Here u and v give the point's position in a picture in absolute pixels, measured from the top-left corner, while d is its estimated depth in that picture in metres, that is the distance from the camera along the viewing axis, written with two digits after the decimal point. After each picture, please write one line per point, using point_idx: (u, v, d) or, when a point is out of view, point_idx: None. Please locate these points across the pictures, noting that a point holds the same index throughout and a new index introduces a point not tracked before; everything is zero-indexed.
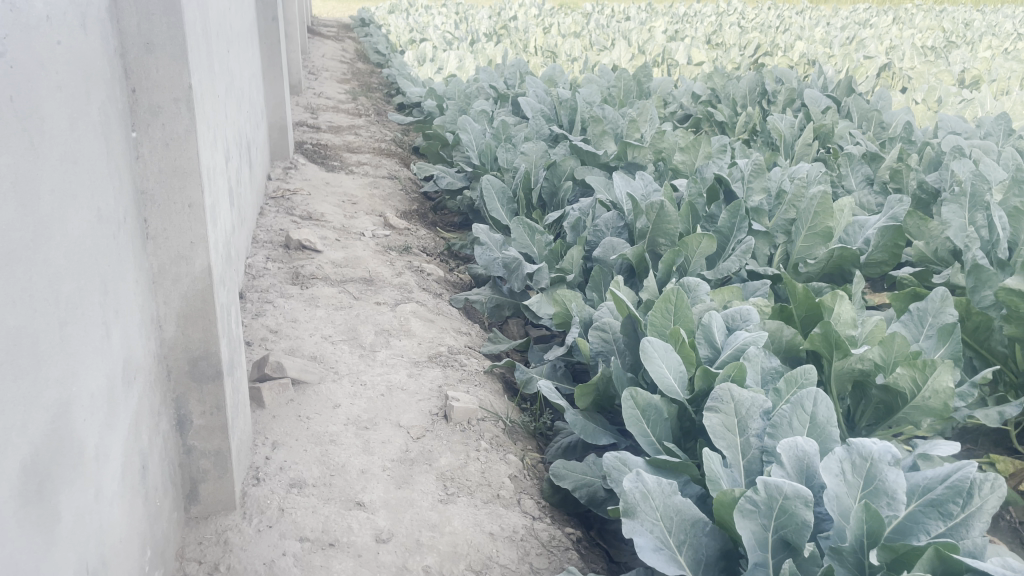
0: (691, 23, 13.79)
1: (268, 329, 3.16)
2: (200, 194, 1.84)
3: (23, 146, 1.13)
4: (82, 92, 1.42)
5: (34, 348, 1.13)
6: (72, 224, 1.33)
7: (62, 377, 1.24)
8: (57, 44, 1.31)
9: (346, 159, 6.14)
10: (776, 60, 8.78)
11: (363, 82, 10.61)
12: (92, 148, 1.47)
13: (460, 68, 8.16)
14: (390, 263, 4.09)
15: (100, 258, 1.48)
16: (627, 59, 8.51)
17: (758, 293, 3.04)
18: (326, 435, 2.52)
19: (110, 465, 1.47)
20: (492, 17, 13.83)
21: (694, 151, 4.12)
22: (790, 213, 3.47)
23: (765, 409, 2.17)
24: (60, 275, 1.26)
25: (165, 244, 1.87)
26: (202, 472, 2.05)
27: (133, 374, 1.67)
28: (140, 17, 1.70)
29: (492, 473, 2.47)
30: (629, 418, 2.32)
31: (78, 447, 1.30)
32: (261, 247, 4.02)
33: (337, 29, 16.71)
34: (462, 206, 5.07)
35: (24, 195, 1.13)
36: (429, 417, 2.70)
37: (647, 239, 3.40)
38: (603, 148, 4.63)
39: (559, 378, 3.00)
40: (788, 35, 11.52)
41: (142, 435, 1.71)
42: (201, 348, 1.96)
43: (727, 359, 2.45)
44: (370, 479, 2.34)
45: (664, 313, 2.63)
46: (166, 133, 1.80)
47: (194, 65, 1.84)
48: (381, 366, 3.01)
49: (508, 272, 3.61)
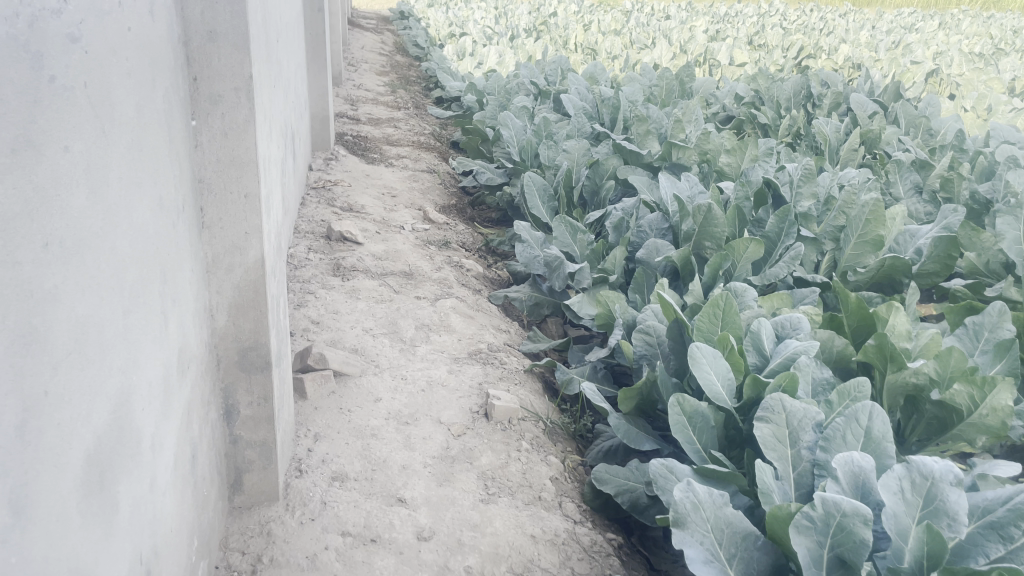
0: (732, 24, 13.63)
1: (310, 320, 3.16)
2: (257, 184, 1.84)
3: (95, 133, 1.12)
4: (148, 80, 1.42)
5: (99, 337, 1.12)
6: (136, 212, 1.33)
7: (124, 367, 1.24)
8: (128, 30, 1.30)
9: (386, 152, 6.14)
10: (821, 62, 8.64)
11: (401, 75, 10.62)
12: (155, 136, 1.46)
13: (500, 63, 8.13)
14: (429, 258, 4.08)
15: (160, 246, 1.48)
16: (669, 58, 8.43)
17: (806, 300, 2.98)
18: (367, 428, 2.52)
19: (164, 455, 1.47)
20: (531, 13, 13.79)
21: (741, 153, 4.06)
22: (840, 219, 3.43)
23: (818, 421, 2.13)
24: (125, 263, 1.25)
25: (220, 234, 1.86)
26: (247, 462, 2.05)
27: (187, 363, 1.66)
28: (204, 6, 1.69)
29: (533, 474, 2.44)
30: (675, 425, 2.28)
31: (136, 436, 1.30)
32: (303, 238, 4.02)
33: (377, 21, 16.76)
34: (502, 202, 5.05)
35: (95, 182, 1.12)
36: (469, 415, 2.67)
37: (692, 241, 3.34)
38: (647, 147, 4.55)
39: (600, 380, 2.96)
40: (833, 37, 11.32)
41: (193, 425, 1.71)
42: (252, 338, 1.96)
43: (776, 367, 2.41)
44: (412, 476, 2.33)
45: (711, 318, 2.58)
46: (225, 123, 1.79)
47: (255, 55, 1.84)
48: (422, 361, 3.00)
49: (549, 271, 3.57)
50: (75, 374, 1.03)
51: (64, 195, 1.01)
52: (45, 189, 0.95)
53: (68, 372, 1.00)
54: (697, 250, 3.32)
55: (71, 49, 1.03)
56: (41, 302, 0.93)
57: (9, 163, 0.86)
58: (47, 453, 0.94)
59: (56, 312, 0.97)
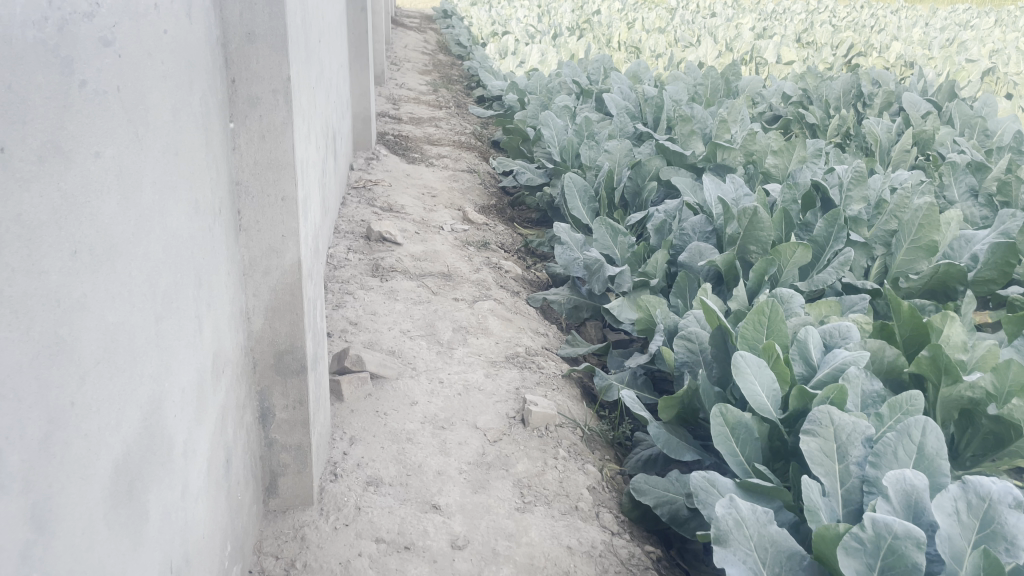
0: (779, 21, 13.38)
1: (348, 321, 3.15)
2: (294, 187, 1.82)
3: (128, 137, 1.11)
4: (184, 82, 1.40)
5: (131, 345, 1.11)
6: (171, 216, 1.31)
7: (156, 374, 1.22)
8: (164, 32, 1.28)
9: (426, 151, 6.14)
10: (871, 61, 8.42)
11: (444, 74, 10.63)
12: (192, 139, 1.45)
13: (542, 62, 8.09)
14: (468, 259, 4.06)
15: (195, 250, 1.46)
16: (714, 56, 8.30)
17: (855, 308, 2.89)
18: (403, 432, 2.49)
19: (197, 461, 1.46)
20: (574, 11, 13.70)
21: (787, 155, 3.96)
22: (891, 224, 3.32)
23: (869, 436, 2.05)
24: (158, 269, 1.24)
25: (257, 236, 1.85)
26: (282, 466, 2.04)
27: (221, 367, 1.65)
28: (243, 7, 1.68)
29: (570, 482, 2.39)
30: (717, 436, 2.22)
31: (168, 444, 1.28)
32: (343, 238, 4.03)
33: (420, 20, 16.83)
34: (542, 203, 5.01)
35: (128, 187, 1.11)
36: (506, 420, 2.64)
37: (737, 245, 3.25)
38: (691, 148, 4.47)
39: (640, 387, 2.90)
40: (884, 35, 11.04)
41: (227, 429, 1.70)
42: (288, 342, 1.95)
43: (824, 378, 2.32)
44: (447, 482, 2.30)
45: (756, 325, 2.50)
46: (263, 125, 1.78)
47: (293, 57, 1.82)
48: (458, 364, 2.97)
49: (589, 273, 3.52)
50: (104, 384, 1.01)
51: (95, 201, 0.99)
52: (74, 196, 0.93)
53: (96, 381, 0.99)
54: (741, 254, 3.24)
55: (104, 53, 1.02)
56: (69, 311, 0.91)
57: (36, 169, 0.84)
58: (74, 465, 0.92)
59: (84, 321, 0.95)
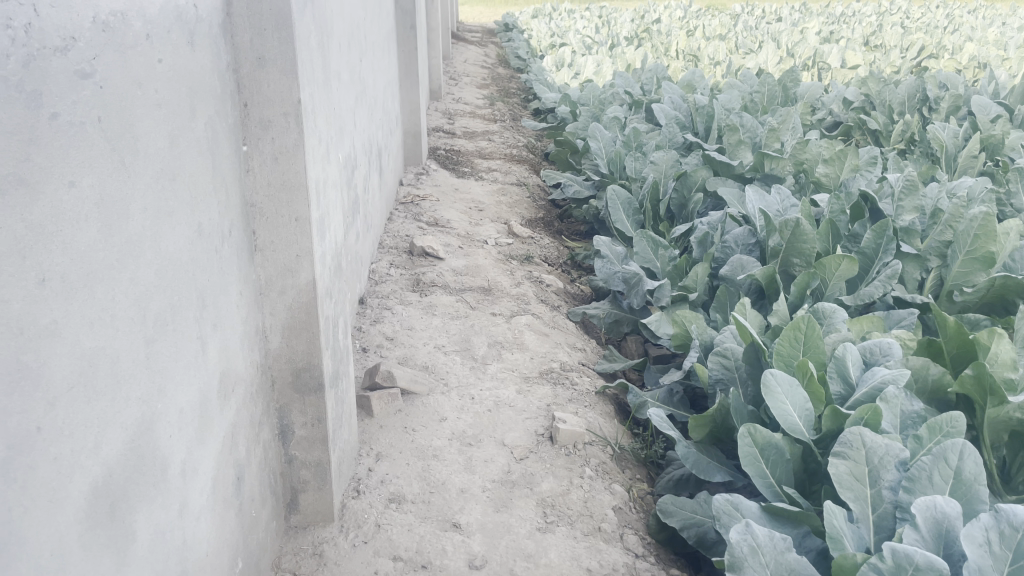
0: (848, 24, 13.00)
1: (384, 336, 3.18)
2: (307, 208, 1.84)
3: (111, 166, 1.13)
4: (185, 109, 1.43)
5: (113, 368, 1.13)
6: (166, 240, 1.34)
7: (146, 396, 1.25)
8: (159, 61, 1.32)
9: (477, 165, 6.17)
10: (943, 63, 8.09)
11: (502, 87, 10.69)
12: (194, 164, 1.48)
13: (597, 73, 8.05)
14: (510, 273, 4.05)
15: (198, 272, 1.49)
16: (774, 62, 8.11)
17: (902, 323, 2.76)
18: (429, 449, 2.50)
19: (199, 481, 1.48)
20: (635, 21, 13.60)
21: (839, 164, 3.83)
22: (946, 234, 3.15)
23: (903, 459, 1.94)
24: (149, 293, 1.26)
25: (272, 256, 1.88)
26: (302, 482, 2.06)
27: (231, 386, 1.68)
28: (253, 33, 1.72)
29: (595, 502, 2.35)
30: (745, 457, 2.14)
31: (162, 464, 1.31)
32: (386, 253, 4.08)
33: (482, 34, 16.98)
34: (589, 215, 4.97)
35: (111, 216, 1.13)
36: (534, 437, 2.61)
37: (779, 258, 3.15)
38: (739, 158, 4.35)
39: (674, 404, 2.83)
40: (958, 36, 10.60)
41: (239, 447, 1.73)
42: (305, 359, 1.97)
43: (861, 398, 2.23)
44: (469, 500, 2.29)
45: (792, 342, 2.42)
46: (276, 147, 1.80)
47: (306, 80, 1.85)
48: (491, 380, 2.96)
49: (628, 287, 3.49)
50: (78, 408, 1.03)
51: (69, 231, 1.02)
52: (43, 227, 0.96)
53: (69, 406, 1.01)
54: (784, 268, 3.14)
55: (81, 85, 1.05)
56: (34, 337, 0.94)
57: None
58: (39, 488, 0.95)
59: (55, 347, 0.98)
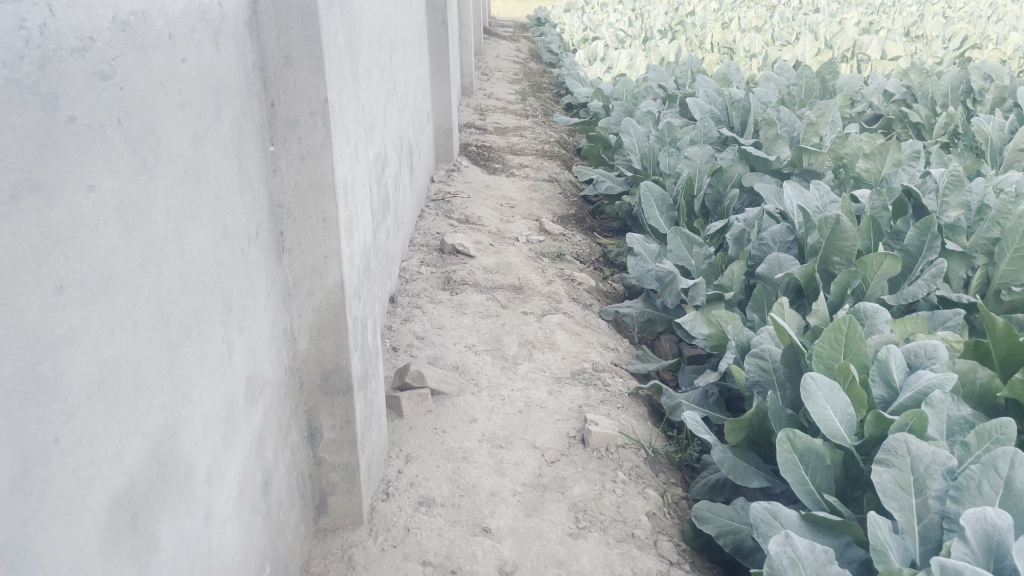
0: (887, 15, 12.70)
1: (414, 335, 3.16)
2: (335, 208, 1.82)
3: (133, 170, 1.11)
4: (209, 109, 1.41)
5: (135, 375, 1.11)
6: (191, 243, 1.32)
7: (170, 402, 1.22)
8: (182, 61, 1.29)
9: (509, 161, 6.13)
10: (987, 54, 7.86)
11: (534, 82, 10.62)
12: (220, 164, 1.46)
13: (630, 67, 7.96)
14: (541, 270, 4.01)
15: (223, 274, 1.47)
16: (812, 54, 7.94)
17: (948, 324, 2.66)
18: (459, 451, 2.46)
19: (225, 487, 1.46)
20: (669, 13, 13.43)
21: (880, 158, 3.72)
22: (993, 231, 3.01)
23: (951, 467, 1.86)
24: (173, 298, 1.24)
25: (300, 258, 1.85)
26: (331, 485, 2.04)
27: (258, 389, 1.66)
28: (279, 31, 1.69)
29: (628, 508, 2.30)
30: (785, 463, 2.08)
31: (186, 471, 1.28)
32: (417, 251, 4.06)
33: (514, 28, 16.91)
34: (622, 211, 4.91)
35: (132, 219, 1.11)
36: (565, 440, 2.56)
37: (819, 256, 3.05)
38: (777, 153, 4.22)
39: (710, 407, 2.77)
40: (1002, 25, 10.30)
41: (266, 451, 1.71)
42: (333, 362, 1.94)
43: (905, 402, 2.14)
44: (500, 504, 2.25)
45: (832, 344, 2.34)
46: (303, 147, 1.78)
47: (333, 78, 1.82)
48: (522, 380, 2.92)
49: (662, 286, 3.42)
50: (98, 418, 1.01)
51: (88, 236, 0.99)
52: (60, 233, 0.93)
53: (89, 415, 0.99)
54: (824, 266, 3.04)
55: (100, 87, 1.02)
56: (52, 346, 0.91)
57: (8, 210, 0.84)
58: (58, 501, 0.93)
59: (73, 356, 0.95)
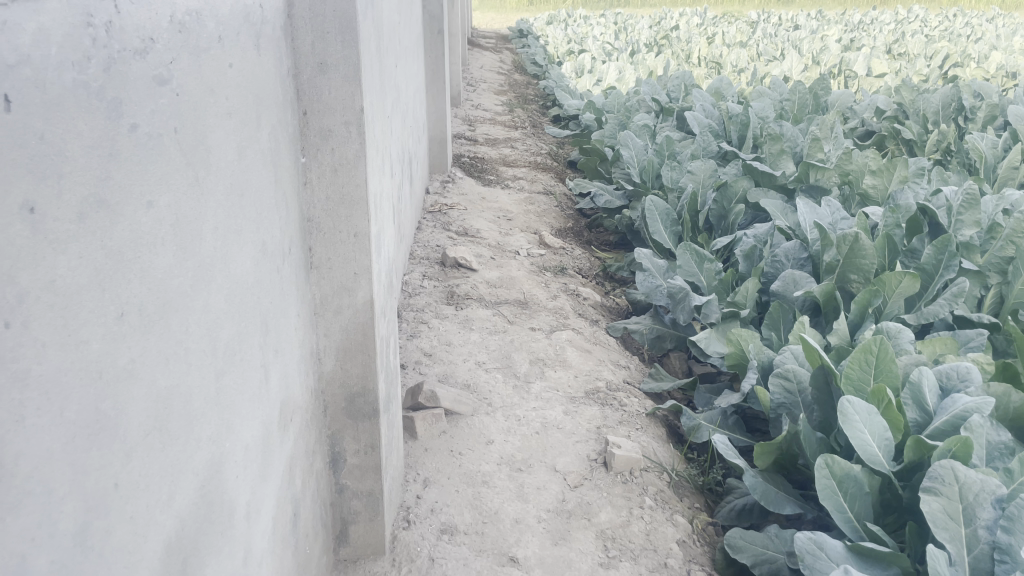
0: (867, 32, 12.83)
1: (422, 352, 3.07)
2: (367, 223, 1.72)
3: (187, 183, 1.03)
4: (251, 118, 1.32)
5: (187, 408, 1.01)
6: (235, 262, 1.23)
7: (216, 435, 1.12)
8: (230, 66, 1.20)
9: (502, 173, 6.05)
10: (971, 73, 7.92)
11: (520, 94, 10.56)
12: (259, 177, 1.37)
13: (619, 79, 7.92)
14: (545, 285, 3.94)
15: (262, 294, 1.37)
16: (799, 70, 7.96)
17: (972, 344, 2.60)
18: (478, 475, 2.37)
19: (261, 522, 1.36)
20: (652, 27, 13.44)
21: (888, 174, 3.70)
22: (1007, 250, 2.98)
23: (1001, 495, 1.79)
24: (220, 320, 1.15)
25: (329, 275, 1.75)
26: (353, 513, 1.93)
27: (289, 416, 1.56)
28: (315, 36, 1.60)
29: (658, 535, 2.22)
30: (823, 490, 2.01)
31: (229, 509, 1.18)
32: (418, 264, 3.96)
33: (495, 39, 16.87)
34: (621, 225, 4.86)
35: (185, 237, 1.02)
36: (587, 464, 2.48)
37: (835, 274, 3.00)
38: (781, 168, 4.17)
39: (731, 428, 2.72)
40: (981, 44, 10.40)
41: (295, 480, 1.61)
42: (359, 384, 1.84)
43: (941, 426, 2.09)
44: (525, 531, 2.16)
45: (863, 366, 2.26)
46: (336, 158, 1.69)
47: (366, 85, 1.72)
48: (536, 400, 2.84)
49: (673, 303, 3.35)
50: (154, 457, 0.91)
51: (147, 256, 0.90)
52: (122, 254, 0.84)
53: (146, 455, 0.89)
54: (840, 284, 2.99)
55: (160, 92, 0.94)
56: (113, 381, 0.82)
57: (76, 229, 0.75)
58: (116, 553, 0.83)
59: (132, 390, 0.86)
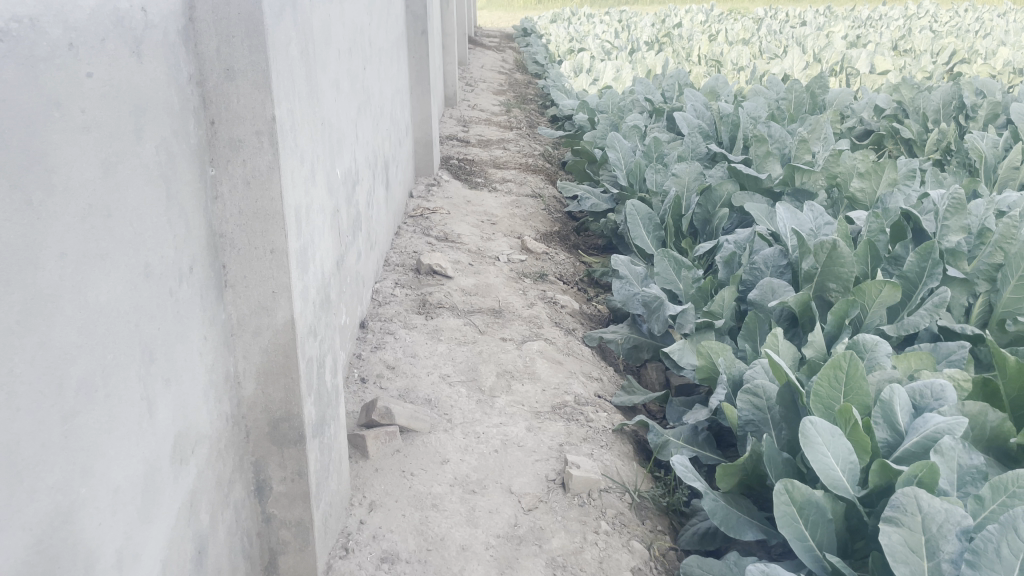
0: (876, 28, 12.65)
1: (385, 365, 2.96)
2: (283, 238, 1.61)
3: (10, 208, 0.94)
4: (127, 131, 1.22)
5: (9, 460, 0.93)
6: (97, 289, 1.12)
7: (63, 482, 1.03)
8: (89, 76, 1.10)
9: (491, 175, 5.94)
10: (976, 69, 7.74)
11: (519, 93, 10.43)
12: (140, 195, 1.26)
13: (616, 79, 7.78)
14: (522, 292, 3.83)
15: (143, 321, 1.27)
16: (800, 68, 7.80)
17: (953, 358, 2.48)
18: (428, 497, 2.26)
19: (143, 566, 1.26)
20: (656, 25, 13.27)
21: (875, 176, 3.53)
22: (996, 256, 2.79)
23: (966, 526, 1.61)
24: (70, 356, 1.05)
25: (246, 293, 1.65)
26: (282, 543, 1.83)
27: (190, 446, 1.46)
28: (219, 40, 1.50)
29: (611, 563, 2.12)
30: (783, 518, 1.89)
31: (84, 560, 1.09)
32: (391, 271, 3.86)
33: (500, 39, 16.73)
34: (607, 229, 4.74)
35: (5, 270, 0.93)
36: (544, 484, 2.37)
37: (813, 283, 2.87)
38: (768, 171, 4.05)
39: (700, 445, 2.60)
40: (989, 40, 10.16)
41: (201, 515, 1.51)
42: (283, 409, 1.73)
43: (911, 449, 1.95)
44: (471, 559, 2.06)
45: (832, 382, 2.14)
46: (247, 171, 1.58)
47: (282, 93, 1.62)
48: (499, 416, 2.73)
49: (648, 312, 3.24)
50: None
51: None
52: None
53: None
54: (819, 293, 2.86)
55: None
56: None
57: None
58: None
59: None
